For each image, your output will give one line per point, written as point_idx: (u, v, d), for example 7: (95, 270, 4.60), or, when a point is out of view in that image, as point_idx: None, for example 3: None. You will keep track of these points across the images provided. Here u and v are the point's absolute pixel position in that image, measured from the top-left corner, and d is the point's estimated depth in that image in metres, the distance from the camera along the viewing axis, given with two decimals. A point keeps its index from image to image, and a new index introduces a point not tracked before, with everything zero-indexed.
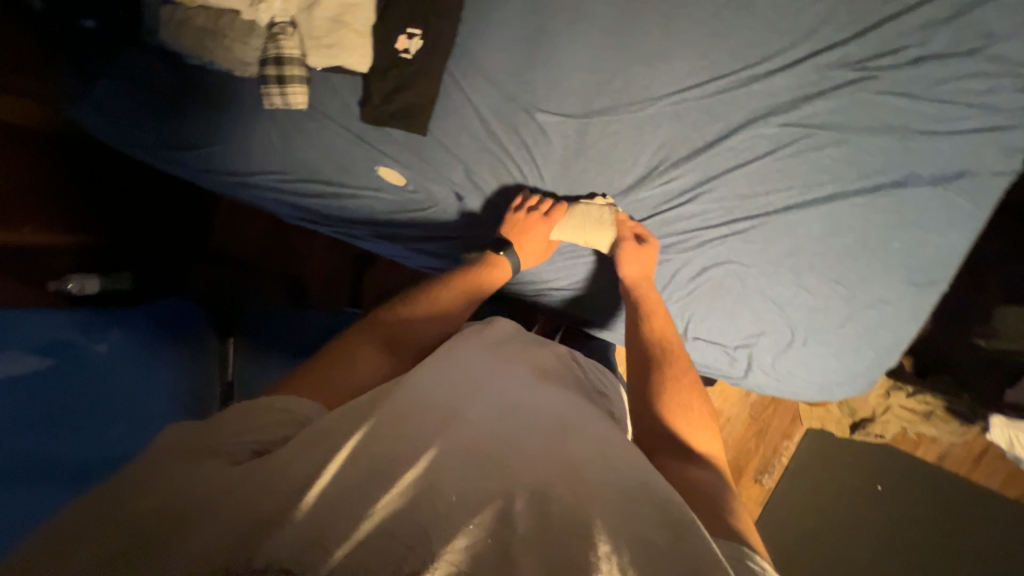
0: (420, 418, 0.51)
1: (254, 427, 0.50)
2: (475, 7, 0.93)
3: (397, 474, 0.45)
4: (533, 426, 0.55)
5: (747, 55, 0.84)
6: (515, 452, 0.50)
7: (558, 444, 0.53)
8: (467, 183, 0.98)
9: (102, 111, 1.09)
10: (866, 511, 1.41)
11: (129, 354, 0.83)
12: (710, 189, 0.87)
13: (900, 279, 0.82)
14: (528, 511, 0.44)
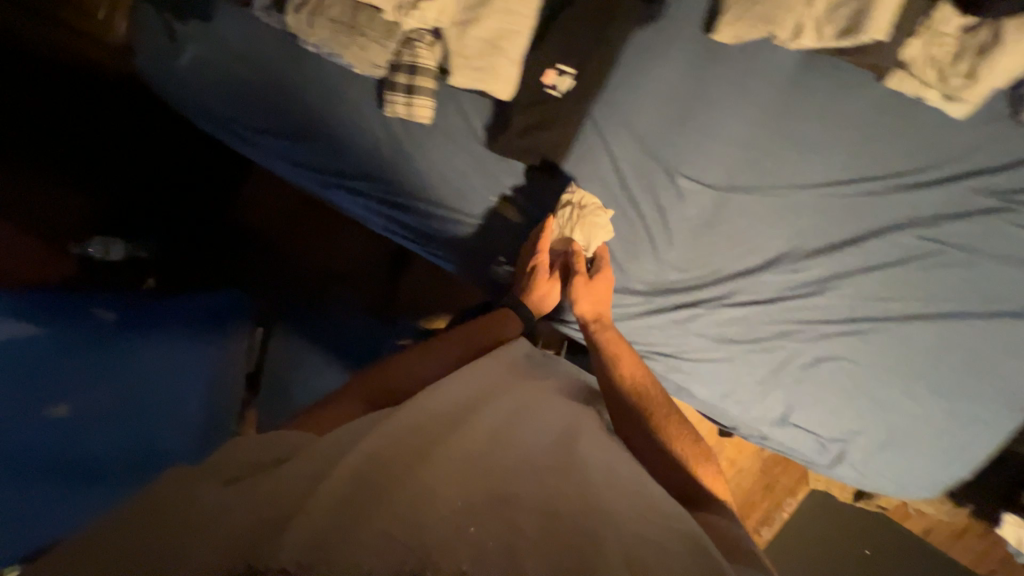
0: (424, 440, 0.56)
1: (272, 449, 0.56)
2: (634, 58, 0.90)
3: (411, 487, 0.50)
4: (539, 446, 0.61)
5: (899, 164, 0.85)
6: (520, 470, 0.56)
7: (559, 462, 0.59)
8: (590, 233, 0.95)
9: (201, 83, 1.03)
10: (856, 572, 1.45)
11: (159, 344, 0.87)
12: (837, 285, 0.88)
13: (998, 402, 0.87)
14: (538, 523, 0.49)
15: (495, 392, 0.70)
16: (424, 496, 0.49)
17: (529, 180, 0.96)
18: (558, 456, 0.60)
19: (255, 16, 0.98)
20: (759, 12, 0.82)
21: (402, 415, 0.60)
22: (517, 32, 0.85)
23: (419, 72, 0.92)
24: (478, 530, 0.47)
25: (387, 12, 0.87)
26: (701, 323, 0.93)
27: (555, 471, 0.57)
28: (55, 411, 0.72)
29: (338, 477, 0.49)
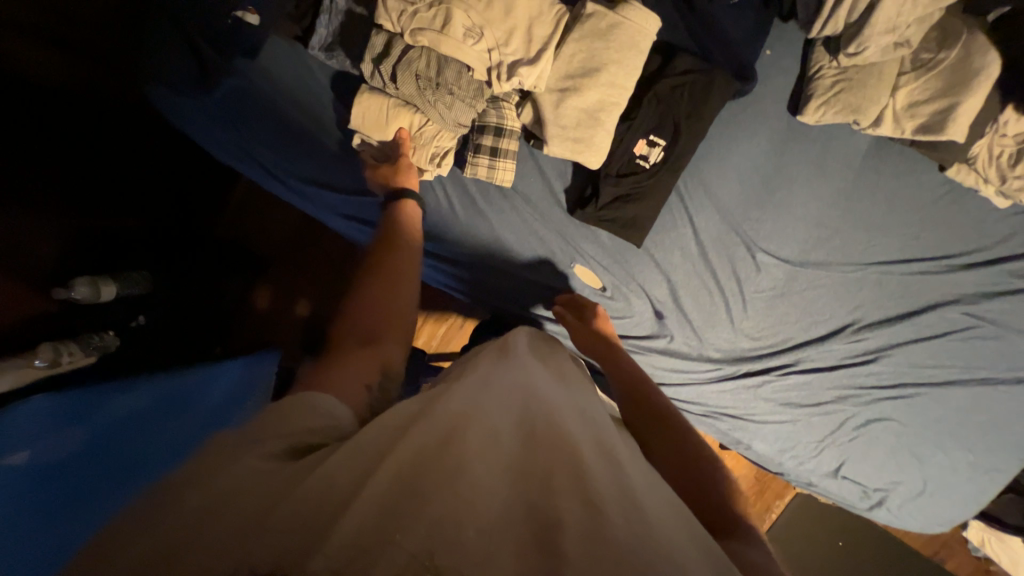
0: (462, 435, 0.49)
1: (311, 421, 0.52)
2: (721, 132, 0.90)
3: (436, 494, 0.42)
4: (587, 449, 0.51)
5: (953, 246, 0.93)
6: (559, 473, 0.46)
7: (611, 474, 0.49)
8: (669, 302, 0.96)
9: (233, 122, 0.92)
10: None
11: (176, 396, 0.77)
12: (890, 353, 0.97)
13: (1014, 453, 1.00)
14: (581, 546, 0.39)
15: (527, 389, 0.62)
16: (448, 505, 0.41)
17: (609, 248, 0.95)
18: (613, 470, 0.50)
19: (310, 55, 0.87)
20: (849, 102, 0.84)
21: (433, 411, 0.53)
22: (617, 104, 0.82)
23: (505, 135, 0.86)
24: (528, 544, 0.39)
25: (476, 72, 0.81)
26: (770, 389, 0.98)
27: (608, 485, 0.47)
28: (9, 459, 0.58)
29: (381, 477, 0.42)
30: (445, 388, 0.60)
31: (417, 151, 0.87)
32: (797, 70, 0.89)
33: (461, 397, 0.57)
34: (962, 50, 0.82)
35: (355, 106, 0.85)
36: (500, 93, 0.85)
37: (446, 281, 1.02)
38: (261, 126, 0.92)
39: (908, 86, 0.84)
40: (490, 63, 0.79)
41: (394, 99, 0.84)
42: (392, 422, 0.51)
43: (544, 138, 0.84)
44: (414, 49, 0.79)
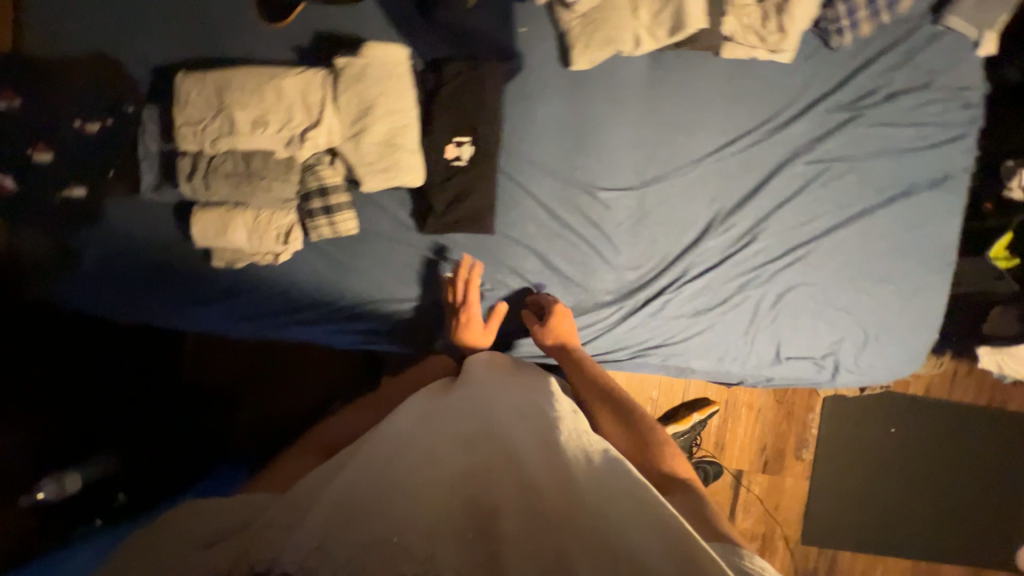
0: (402, 464, 0.59)
1: (234, 511, 0.57)
2: (515, 108, 0.99)
3: (431, 498, 0.54)
4: (550, 440, 0.63)
5: (764, 111, 0.99)
6: (523, 466, 0.58)
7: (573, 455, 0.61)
8: (545, 269, 1.00)
9: (104, 283, 0.99)
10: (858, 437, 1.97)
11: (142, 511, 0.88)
12: (764, 227, 0.99)
13: (930, 266, 0.99)
14: (542, 524, 0.51)
15: (499, 401, 0.75)
16: (441, 505, 0.54)
17: (472, 246, 1.01)
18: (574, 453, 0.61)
19: (146, 200, 0.97)
20: (602, 38, 0.94)
21: (379, 447, 0.63)
22: (407, 125, 0.91)
23: (330, 191, 0.94)
24: (501, 522, 0.51)
25: (277, 151, 0.90)
26: (674, 306, 0.99)
27: (566, 465, 0.58)
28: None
29: (320, 509, 0.52)
30: (426, 418, 0.72)
31: (262, 237, 0.93)
32: (553, 32, 0.98)
33: (445, 426, 0.69)
34: None
35: (194, 226, 0.92)
36: (309, 159, 0.94)
37: (356, 338, 1.03)
38: (126, 277, 0.99)
39: (643, 3, 0.92)
40: (285, 141, 0.89)
41: (222, 204, 0.92)
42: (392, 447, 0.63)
43: (360, 179, 0.92)
44: (217, 156, 0.89)
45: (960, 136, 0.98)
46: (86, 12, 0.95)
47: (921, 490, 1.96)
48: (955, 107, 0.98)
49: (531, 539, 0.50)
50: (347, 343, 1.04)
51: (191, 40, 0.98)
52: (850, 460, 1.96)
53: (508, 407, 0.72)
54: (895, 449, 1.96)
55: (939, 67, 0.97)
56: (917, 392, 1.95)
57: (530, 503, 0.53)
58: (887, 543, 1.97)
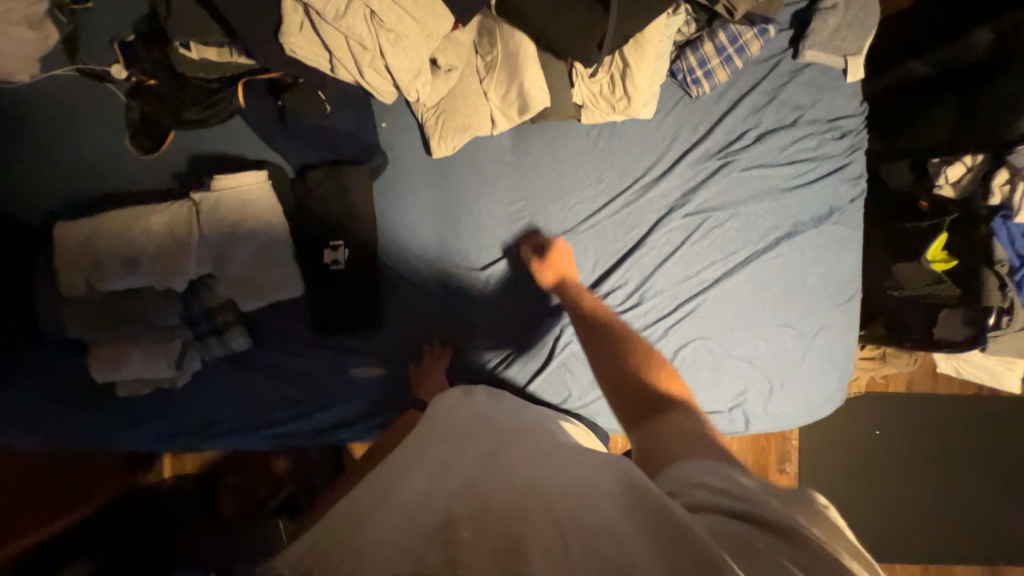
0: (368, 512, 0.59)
1: None
2: (386, 202, 1.01)
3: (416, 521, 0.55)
4: (516, 471, 0.63)
5: (633, 171, 0.97)
6: (493, 492, 0.59)
7: (537, 479, 0.61)
8: (439, 355, 1.02)
9: (12, 426, 1.00)
10: (860, 445, 1.87)
11: None
12: (651, 286, 0.97)
13: (828, 304, 0.96)
14: (513, 534, 0.51)
15: (471, 438, 0.75)
16: (416, 526, 0.53)
17: (366, 342, 1.03)
18: (536, 475, 0.62)
19: (46, 339, 1.01)
20: (455, 126, 0.93)
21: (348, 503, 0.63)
22: (275, 241, 0.94)
23: (215, 312, 0.96)
24: (467, 532, 0.51)
25: (154, 284, 0.93)
26: (563, 362, 1.04)
27: (527, 487, 0.59)
28: None
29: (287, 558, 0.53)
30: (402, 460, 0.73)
31: (151, 368, 0.95)
32: (414, 122, 1.00)
33: (421, 464, 0.69)
34: (502, 44, 0.88)
35: (91, 365, 0.96)
36: (190, 283, 0.96)
37: (272, 441, 1.05)
38: (36, 420, 1.01)
39: (490, 86, 0.91)
40: (160, 274, 0.92)
41: (112, 340, 0.96)
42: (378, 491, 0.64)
43: (237, 300, 0.94)
44: (98, 297, 0.93)
45: (842, 166, 0.95)
46: None
47: (919, 493, 1.87)
48: (830, 138, 0.94)
49: (506, 542, 0.50)
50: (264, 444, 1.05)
51: (74, 183, 1.02)
52: (838, 471, 1.87)
53: (477, 446, 0.72)
54: (882, 452, 1.87)
55: (806, 102, 0.94)
56: (896, 391, 1.87)
57: (490, 525, 0.52)
58: (889, 551, 1.87)
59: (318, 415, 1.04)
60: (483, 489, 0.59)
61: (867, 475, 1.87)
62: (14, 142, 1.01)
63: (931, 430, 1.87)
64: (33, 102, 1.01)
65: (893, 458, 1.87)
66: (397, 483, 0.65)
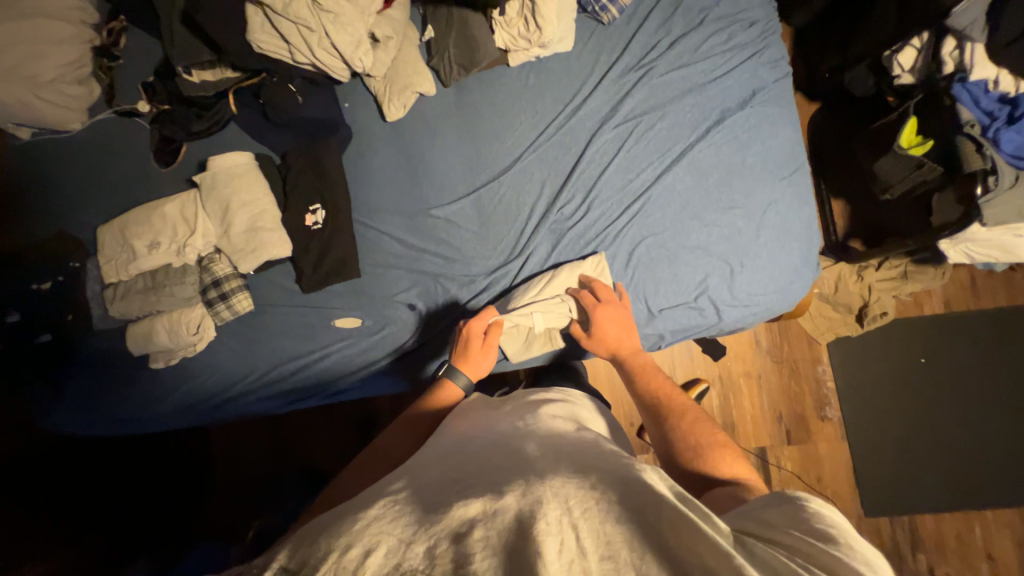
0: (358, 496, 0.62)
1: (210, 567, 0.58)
2: (354, 166, 1.15)
3: (418, 509, 0.55)
4: (521, 455, 0.64)
5: (564, 97, 1.07)
6: (505, 478, 0.59)
7: (544, 462, 0.61)
8: (414, 292, 1.10)
9: (76, 405, 1.18)
10: (909, 376, 1.72)
11: None
12: (596, 195, 1.03)
13: (773, 178, 0.97)
14: (522, 515, 0.50)
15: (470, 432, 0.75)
16: (424, 518, 0.52)
17: (351, 293, 1.13)
18: (546, 459, 0.62)
19: (98, 328, 1.20)
20: (400, 87, 1.09)
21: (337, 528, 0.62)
22: (265, 209, 1.09)
23: (222, 281, 1.11)
24: (477, 517, 0.51)
25: (173, 261, 1.10)
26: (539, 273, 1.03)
27: (540, 473, 0.58)
28: None
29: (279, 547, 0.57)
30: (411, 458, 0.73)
31: (173, 334, 1.11)
32: (370, 97, 1.16)
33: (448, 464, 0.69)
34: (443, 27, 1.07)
35: (128, 340, 1.12)
36: (201, 259, 1.13)
37: (285, 400, 1.17)
38: (94, 397, 1.18)
39: (434, 60, 1.09)
40: (176, 252, 1.09)
41: (142, 316, 1.12)
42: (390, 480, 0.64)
43: (236, 264, 1.09)
44: (130, 278, 1.10)
45: (755, 53, 1.00)
46: (43, 203, 1.25)
47: (986, 420, 1.69)
48: (739, 29, 1.01)
49: (515, 529, 0.49)
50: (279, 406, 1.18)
51: (117, 201, 1.25)
52: (887, 408, 1.73)
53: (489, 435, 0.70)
54: (934, 380, 1.71)
55: (709, 4, 1.02)
56: (933, 311, 1.72)
57: (497, 512, 0.52)
58: (968, 493, 1.67)
59: (316, 370, 1.14)
60: (494, 480, 0.59)
61: (923, 408, 1.71)
62: (73, 177, 1.27)
63: (988, 350, 1.70)
64: (85, 143, 1.28)
65: (948, 384, 1.71)
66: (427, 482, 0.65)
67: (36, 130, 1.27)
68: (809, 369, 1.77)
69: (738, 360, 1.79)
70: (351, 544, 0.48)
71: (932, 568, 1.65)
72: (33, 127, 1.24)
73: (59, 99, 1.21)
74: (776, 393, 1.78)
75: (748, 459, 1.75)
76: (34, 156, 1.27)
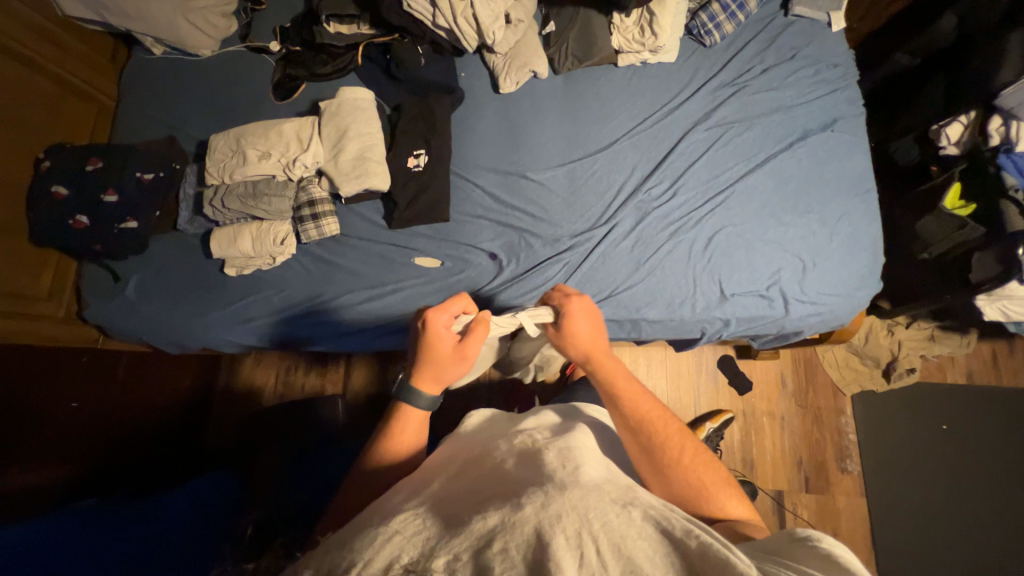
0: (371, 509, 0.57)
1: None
2: (460, 124, 1.25)
3: (438, 522, 0.50)
4: (540, 460, 0.58)
5: (662, 99, 1.20)
6: (522, 489, 0.53)
7: (566, 474, 0.54)
8: (497, 242, 1.15)
9: (145, 296, 1.22)
10: (930, 441, 1.74)
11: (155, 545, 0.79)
12: (683, 183, 1.12)
13: (846, 193, 1.08)
14: (541, 530, 0.44)
15: (499, 438, 0.68)
16: (445, 533, 0.47)
17: (435, 235, 1.18)
18: (566, 473, 0.54)
19: (182, 230, 1.25)
20: (519, 64, 1.21)
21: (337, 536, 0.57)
22: (373, 145, 1.17)
23: (317, 203, 1.17)
24: (494, 526, 0.46)
25: (278, 175, 1.17)
26: (622, 242, 1.10)
27: (556, 483, 0.51)
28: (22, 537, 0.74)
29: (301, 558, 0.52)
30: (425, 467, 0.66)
31: (262, 240, 1.14)
32: (485, 71, 1.29)
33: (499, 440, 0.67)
34: (567, 23, 1.22)
35: (213, 241, 1.17)
36: (301, 180, 1.20)
37: (345, 334, 1.18)
38: (161, 292, 1.22)
39: (551, 49, 1.23)
40: (283, 166, 1.17)
41: (233, 222, 1.18)
42: (407, 495, 0.59)
43: (338, 186, 1.16)
44: (233, 182, 1.16)
45: (838, 89, 1.15)
46: (159, 113, 1.35)
47: (1005, 499, 1.68)
48: (824, 68, 1.16)
49: (534, 541, 0.44)
50: (336, 341, 1.19)
51: (224, 120, 1.34)
52: (908, 471, 1.72)
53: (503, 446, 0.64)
54: (954, 449, 1.73)
55: (800, 45, 1.17)
56: (956, 380, 1.78)
57: (515, 523, 0.46)
58: (986, 575, 1.62)
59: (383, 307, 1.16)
60: (513, 493, 0.52)
61: (942, 476, 1.71)
62: (189, 94, 1.37)
63: (1008, 428, 1.73)
64: (210, 68, 1.39)
65: (969, 456, 1.72)
66: (486, 453, 0.64)
67: (167, 50, 1.40)
68: (834, 418, 1.78)
69: (764, 398, 1.80)
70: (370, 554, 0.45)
71: None
72: (167, 44, 1.37)
73: (203, 25, 1.33)
74: (799, 436, 1.77)
75: (764, 500, 1.71)
76: (163, 72, 1.39)
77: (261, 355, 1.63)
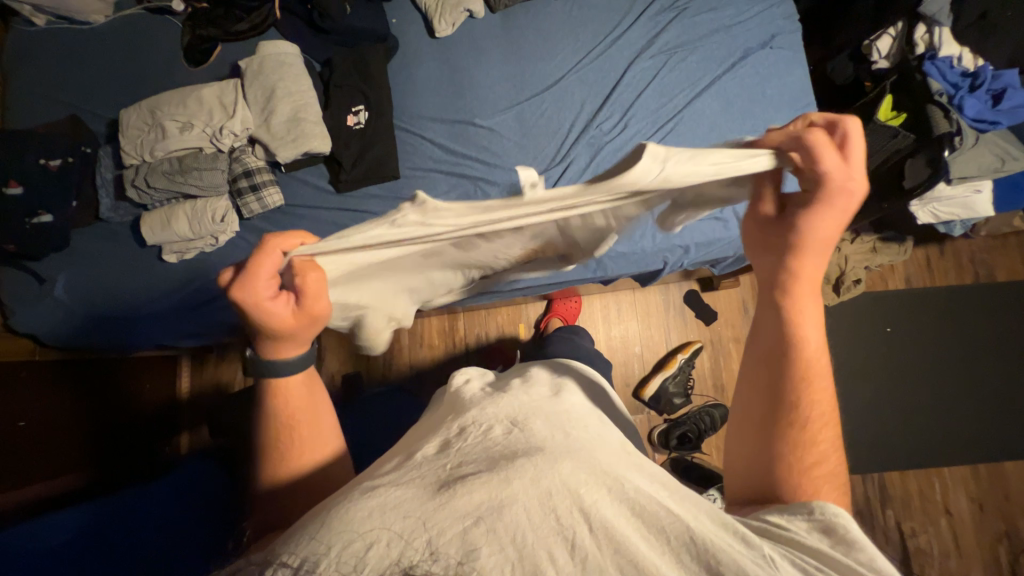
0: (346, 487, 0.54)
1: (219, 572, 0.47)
2: (398, 76, 1.18)
3: (419, 491, 0.46)
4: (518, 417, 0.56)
5: (604, 30, 1.16)
6: (505, 455, 0.49)
7: (556, 444, 0.50)
8: (454, 190, 1.12)
9: (76, 294, 1.12)
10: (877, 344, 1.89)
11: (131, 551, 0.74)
12: (633, 115, 1.11)
13: (788, 108, 1.10)
14: (532, 508, 0.42)
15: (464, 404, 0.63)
16: (428, 508, 0.43)
17: (386, 193, 1.13)
18: (556, 440, 0.51)
19: (106, 219, 1.15)
20: (452, 4, 1.15)
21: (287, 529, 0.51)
22: (307, 105, 1.09)
23: (254, 172, 1.09)
24: (480, 502, 0.43)
25: (206, 146, 1.09)
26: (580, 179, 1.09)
27: (546, 453, 0.49)
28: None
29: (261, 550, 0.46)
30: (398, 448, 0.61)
31: (199, 220, 1.07)
32: (418, 15, 1.21)
33: (475, 402, 0.63)
34: None
35: (143, 226, 1.08)
36: (233, 150, 1.11)
37: None
38: (94, 288, 1.12)
39: None
40: (210, 136, 1.08)
41: (164, 203, 1.09)
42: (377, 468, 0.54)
43: (274, 152, 1.07)
44: (156, 158, 1.07)
45: (773, 5, 1.15)
46: (55, 91, 1.20)
47: (941, 386, 1.87)
48: None
49: (525, 521, 0.41)
50: None
51: (133, 93, 1.20)
52: (860, 373, 1.87)
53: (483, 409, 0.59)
54: (896, 348, 1.89)
55: None
56: (896, 286, 1.92)
57: (504, 504, 0.42)
58: (928, 453, 1.82)
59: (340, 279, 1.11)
60: (498, 457, 0.49)
61: (889, 374, 1.87)
62: (85, 67, 1.22)
63: (942, 323, 1.90)
64: (105, 34, 1.24)
65: (911, 352, 1.89)
66: (462, 417, 0.58)
67: (52, 19, 1.24)
68: None
69: (729, 326, 1.78)
70: (347, 541, 0.40)
71: (899, 521, 1.76)
72: (50, 11, 1.20)
73: None
74: None
75: None
76: (50, 43, 1.23)
77: (224, 347, 1.55)
